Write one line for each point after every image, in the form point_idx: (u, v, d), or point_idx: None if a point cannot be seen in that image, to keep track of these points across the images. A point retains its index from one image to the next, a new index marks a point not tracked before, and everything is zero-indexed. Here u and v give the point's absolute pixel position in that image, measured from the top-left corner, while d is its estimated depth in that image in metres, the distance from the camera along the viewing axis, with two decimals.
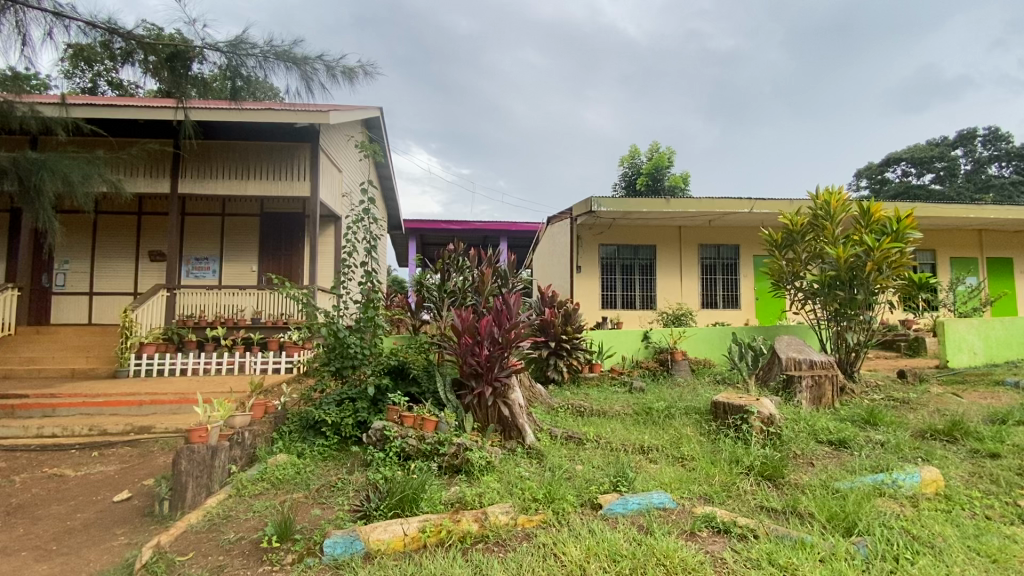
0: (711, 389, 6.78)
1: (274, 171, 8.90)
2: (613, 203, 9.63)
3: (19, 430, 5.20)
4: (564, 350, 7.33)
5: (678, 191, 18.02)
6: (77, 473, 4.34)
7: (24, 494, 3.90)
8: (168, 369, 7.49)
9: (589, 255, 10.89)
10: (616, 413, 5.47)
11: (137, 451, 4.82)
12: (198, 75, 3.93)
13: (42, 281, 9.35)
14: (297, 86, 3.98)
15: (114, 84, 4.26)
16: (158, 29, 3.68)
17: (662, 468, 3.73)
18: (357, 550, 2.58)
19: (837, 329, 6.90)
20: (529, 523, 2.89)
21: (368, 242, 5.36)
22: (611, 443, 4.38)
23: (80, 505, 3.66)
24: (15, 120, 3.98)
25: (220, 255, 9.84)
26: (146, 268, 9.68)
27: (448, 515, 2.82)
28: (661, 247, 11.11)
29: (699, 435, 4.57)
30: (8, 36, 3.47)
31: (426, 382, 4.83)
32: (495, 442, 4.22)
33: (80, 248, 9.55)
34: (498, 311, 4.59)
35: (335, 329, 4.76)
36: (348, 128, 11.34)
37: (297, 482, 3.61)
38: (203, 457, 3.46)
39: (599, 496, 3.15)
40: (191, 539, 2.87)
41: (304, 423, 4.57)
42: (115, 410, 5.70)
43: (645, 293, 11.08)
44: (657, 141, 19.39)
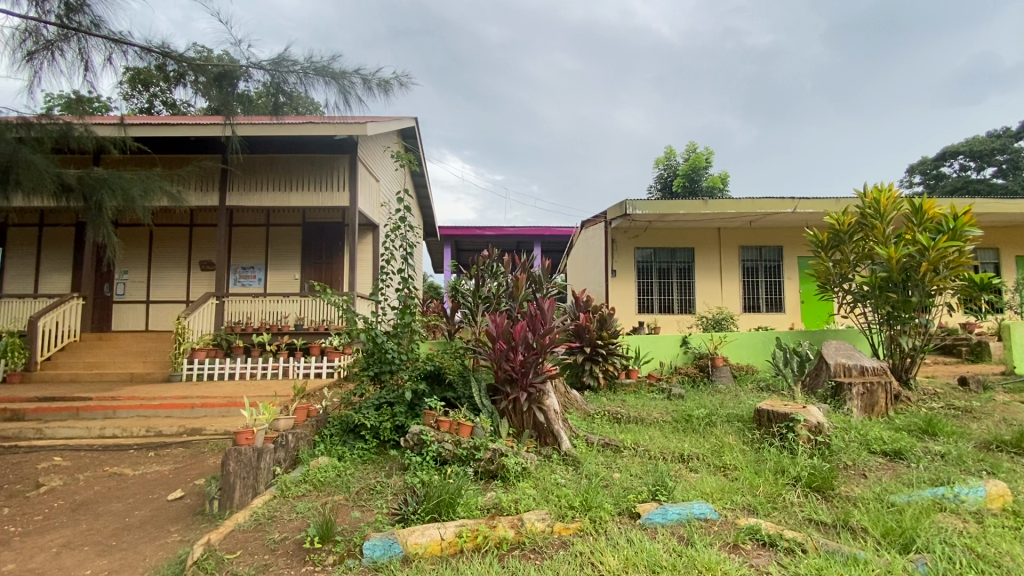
0: (753, 396, 6.57)
1: (314, 182, 9.20)
2: (648, 206, 9.50)
3: (84, 430, 5.56)
4: (599, 355, 7.25)
5: (716, 191, 17.58)
6: (135, 472, 4.58)
7: (87, 492, 4.14)
8: (217, 373, 7.83)
9: (625, 259, 10.74)
10: (655, 420, 5.36)
11: (189, 452, 5.06)
12: (244, 93, 4.08)
13: (104, 290, 9.97)
14: (335, 99, 4.10)
15: (166, 104, 4.46)
16: (207, 51, 3.85)
17: (703, 478, 3.63)
18: (395, 553, 2.62)
19: (890, 333, 6.57)
20: (566, 531, 2.86)
21: (405, 249, 5.45)
22: (649, 450, 4.29)
23: (137, 503, 3.86)
24: (74, 141, 4.21)
25: (265, 264, 10.24)
26: (197, 277, 10.19)
27: (485, 521, 2.83)
28: (700, 250, 10.86)
29: (742, 444, 4.42)
30: (72, 63, 3.71)
31: (462, 388, 4.87)
32: (530, 448, 4.21)
33: (137, 259, 10.13)
34: (532, 316, 4.58)
35: (374, 334, 4.86)
36: (384, 139, 11.62)
37: (338, 484, 3.72)
38: (250, 458, 3.57)
39: (637, 505, 3.09)
40: (239, 538, 2.98)
41: (344, 426, 4.68)
42: (170, 412, 6.02)
43: (683, 297, 10.83)
44: (695, 141, 18.99)
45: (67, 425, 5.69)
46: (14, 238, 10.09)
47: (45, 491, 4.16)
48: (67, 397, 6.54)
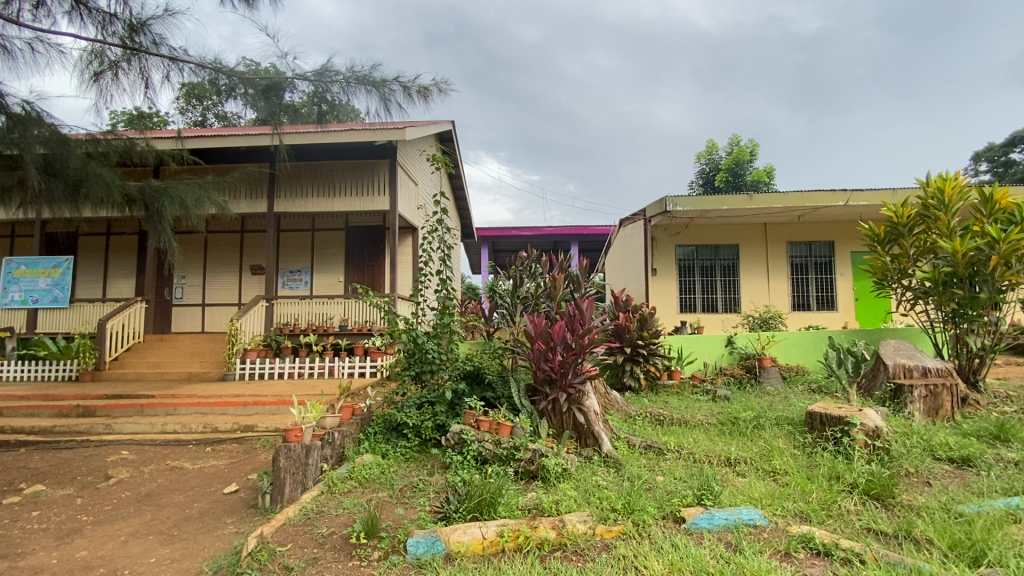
0: (804, 398, 6.28)
1: (356, 187, 9.46)
2: (689, 202, 9.27)
3: (148, 426, 5.92)
4: (640, 356, 7.11)
5: (761, 185, 16.97)
6: (194, 466, 4.84)
7: (151, 484, 4.40)
8: (268, 373, 8.16)
9: (666, 257, 10.50)
10: (699, 423, 5.21)
11: (242, 448, 5.30)
12: (290, 103, 4.20)
13: (164, 294, 10.58)
14: (376, 107, 4.19)
15: (217, 118, 4.65)
16: (256, 64, 4.00)
17: (752, 483, 3.50)
18: (438, 550, 2.65)
19: (956, 332, 6.16)
20: (608, 533, 2.82)
21: (444, 251, 5.51)
22: (694, 454, 4.18)
23: (196, 495, 4.08)
24: (136, 155, 4.46)
25: (311, 267, 10.61)
26: (248, 280, 10.67)
27: (526, 521, 2.83)
28: (744, 246, 10.50)
29: (792, 447, 4.24)
30: (134, 82, 3.94)
31: (501, 388, 4.88)
32: (570, 449, 4.18)
33: (194, 264, 10.69)
34: (571, 316, 4.54)
35: (414, 335, 4.94)
36: (422, 143, 11.82)
37: (382, 481, 3.81)
38: (300, 455, 3.70)
39: (682, 509, 3.01)
40: (289, 531, 3.09)
41: (387, 425, 4.79)
42: (225, 409, 6.34)
43: (728, 296, 10.49)
44: (737, 134, 18.37)
45: (132, 420, 6.08)
46: (85, 247, 10.86)
47: (114, 483, 4.45)
48: (133, 395, 6.99)
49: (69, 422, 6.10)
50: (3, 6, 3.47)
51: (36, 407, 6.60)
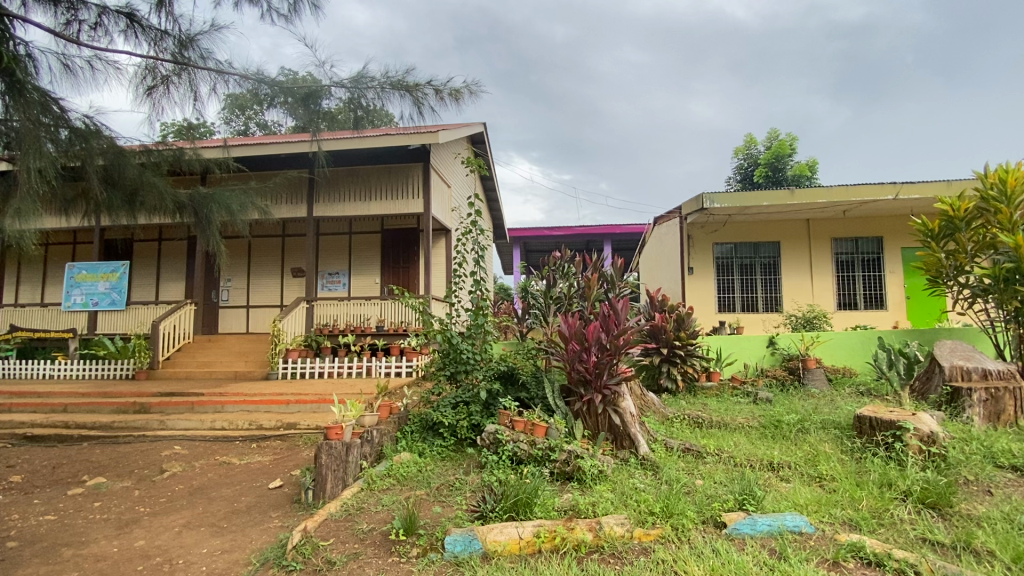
0: (853, 401, 6.01)
1: (391, 190, 9.65)
2: (726, 199, 9.04)
3: (198, 422, 6.20)
4: (677, 357, 6.97)
5: (803, 180, 16.37)
6: (241, 461, 5.05)
7: (202, 478, 4.62)
8: (309, 372, 8.42)
9: (703, 256, 10.26)
10: (740, 426, 5.07)
11: (286, 444, 5.50)
12: (327, 110, 4.22)
13: (211, 297, 11.06)
14: (410, 111, 4.23)
15: (260, 128, 4.68)
16: (294, 73, 4.03)
17: (797, 488, 3.38)
18: (475, 549, 2.68)
19: (1019, 332, 5.78)
20: (646, 537, 2.78)
21: (477, 252, 5.55)
22: (735, 457, 4.07)
23: (244, 490, 4.26)
24: (184, 164, 4.64)
25: (349, 270, 10.88)
26: (289, 283, 11.03)
27: (562, 522, 2.82)
28: (786, 243, 10.15)
29: (840, 452, 4.08)
30: (185, 95, 4.02)
31: (535, 388, 4.89)
32: (606, 451, 4.14)
33: (239, 268, 11.13)
34: (605, 317, 4.48)
35: (449, 335, 4.99)
36: (454, 145, 11.96)
37: (420, 479, 3.87)
38: (340, 452, 3.79)
39: (723, 514, 2.94)
40: (331, 526, 3.17)
41: (424, 424, 4.86)
42: (269, 407, 6.58)
43: (768, 295, 10.16)
44: (776, 128, 17.77)
45: (184, 417, 6.39)
46: (140, 253, 11.47)
47: (168, 476, 4.69)
48: (185, 393, 7.34)
49: (127, 418, 6.47)
50: (65, 26, 3.62)
51: (98, 404, 7.02)
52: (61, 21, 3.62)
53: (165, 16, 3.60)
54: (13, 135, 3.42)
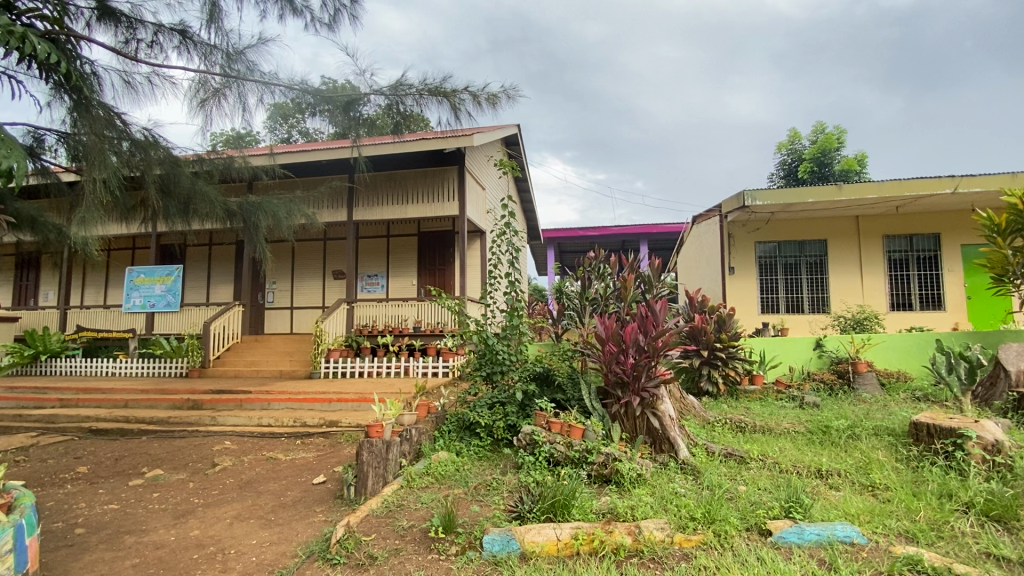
0: (908, 407, 5.71)
1: (427, 193, 9.79)
2: (770, 196, 8.74)
3: (246, 419, 6.48)
4: (718, 360, 6.80)
5: (852, 175, 15.66)
6: (286, 457, 5.24)
7: (250, 472, 4.82)
8: (349, 372, 8.67)
9: (745, 255, 9.94)
10: (785, 431, 4.89)
11: (328, 441, 5.67)
12: (367, 117, 4.31)
13: (258, 298, 11.52)
14: (447, 117, 4.23)
15: (301, 135, 4.78)
16: (334, 81, 4.10)
17: (847, 497, 3.24)
18: (513, 549, 2.69)
19: None
20: (687, 542, 2.73)
21: (512, 253, 5.56)
22: (780, 463, 3.94)
23: (290, 484, 4.42)
24: (234, 172, 4.89)
25: (387, 272, 11.13)
26: (330, 285, 11.38)
27: (601, 525, 2.80)
28: (834, 241, 9.74)
29: (894, 461, 3.89)
30: (234, 106, 4.13)
31: (571, 390, 4.88)
32: (645, 454, 4.08)
33: (283, 271, 11.56)
34: (643, 318, 4.39)
35: (485, 337, 5.03)
36: (488, 148, 12.04)
37: (457, 478, 3.92)
38: (380, 450, 3.86)
39: (768, 521, 2.85)
40: (373, 522, 3.25)
41: (461, 424, 4.92)
42: (313, 405, 6.81)
43: (815, 295, 9.76)
44: (823, 121, 17.07)
45: (233, 414, 6.68)
46: (192, 257, 12.08)
47: (220, 470, 4.91)
48: (234, 390, 7.67)
49: (181, 414, 6.82)
50: (124, 44, 3.84)
51: (155, 400, 7.44)
52: (121, 40, 3.82)
53: (214, 30, 3.72)
54: (80, 148, 3.64)
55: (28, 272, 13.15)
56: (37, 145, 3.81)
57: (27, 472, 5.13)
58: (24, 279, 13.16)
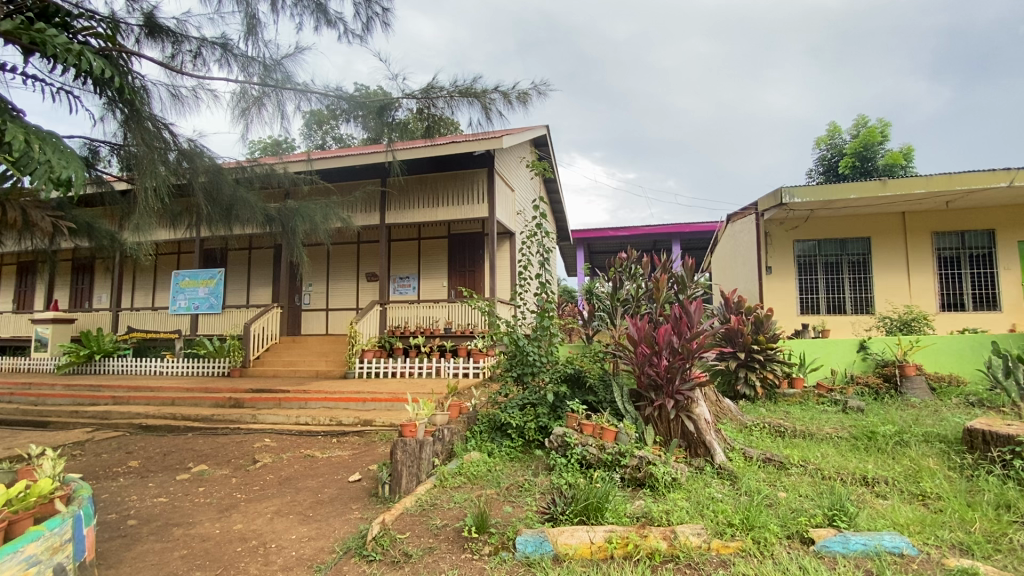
0: (961, 413, 5.43)
1: (458, 195, 9.89)
2: (809, 193, 8.46)
3: (285, 417, 6.68)
4: (755, 362, 6.63)
5: (897, 169, 15.01)
6: (323, 455, 5.38)
7: (289, 469, 4.97)
8: (383, 372, 8.84)
9: (782, 253, 9.63)
10: (828, 436, 4.71)
11: (363, 440, 5.80)
12: (399, 121, 4.38)
13: (295, 300, 11.88)
14: (478, 118, 4.26)
15: (335, 141, 4.88)
16: (368, 87, 4.19)
17: (895, 505, 3.11)
18: (546, 551, 2.69)
19: None
20: (725, 549, 2.67)
21: (542, 254, 5.54)
22: (823, 469, 3.81)
23: (327, 481, 4.53)
24: (274, 179, 5.07)
25: (418, 273, 11.29)
26: (363, 287, 11.63)
27: (635, 529, 2.77)
28: (878, 239, 9.35)
29: (946, 469, 3.70)
30: (272, 114, 4.24)
31: (603, 392, 4.85)
32: (680, 458, 4.02)
33: (319, 273, 11.87)
34: (677, 319, 4.30)
35: (515, 338, 5.05)
36: (518, 149, 12.07)
37: (489, 479, 3.95)
38: (414, 449, 3.91)
39: (811, 530, 2.75)
40: (407, 520, 3.30)
41: (492, 424, 4.94)
42: (348, 405, 6.98)
43: (858, 295, 9.38)
44: (865, 114, 16.41)
45: (273, 412, 6.90)
46: (234, 260, 12.54)
47: (260, 466, 5.09)
48: (273, 389, 7.92)
49: (224, 412, 7.09)
50: (171, 58, 4.02)
51: (200, 398, 7.76)
52: (168, 54, 4.00)
53: (253, 42, 3.84)
54: (132, 158, 3.83)
55: (84, 277, 13.94)
56: (93, 156, 4.02)
57: (84, 465, 5.43)
58: (79, 283, 13.95)
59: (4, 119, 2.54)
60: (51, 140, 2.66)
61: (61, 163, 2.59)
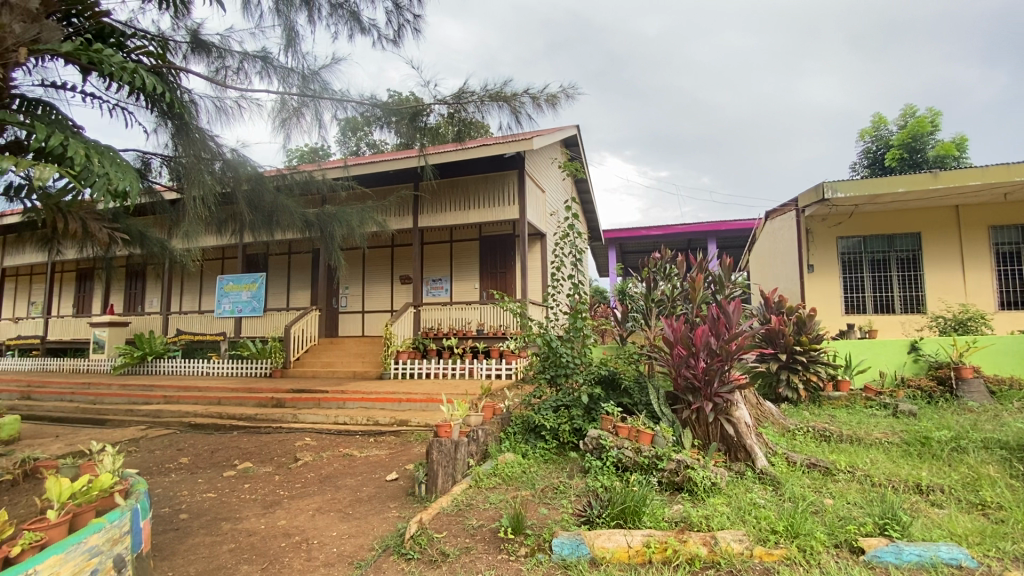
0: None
1: (489, 198, 9.96)
2: (852, 187, 8.13)
3: (324, 417, 6.88)
4: (797, 364, 6.41)
5: (949, 160, 14.26)
6: (361, 453, 5.52)
7: (329, 467, 5.11)
8: (418, 373, 9.00)
9: (825, 251, 9.26)
10: (877, 441, 4.51)
11: (399, 440, 5.91)
12: (430, 126, 4.43)
13: (333, 303, 12.20)
14: (508, 121, 4.27)
15: (369, 147, 4.98)
16: (400, 94, 4.26)
17: (953, 515, 2.95)
18: (583, 554, 2.67)
19: None
20: (768, 557, 2.59)
21: (575, 255, 5.51)
22: (872, 476, 3.65)
23: (365, 480, 4.64)
24: (313, 186, 5.23)
25: (450, 275, 11.42)
26: (398, 289, 11.84)
27: (674, 534, 2.73)
28: (929, 234, 8.90)
29: (1008, 477, 3.49)
30: (310, 123, 4.35)
31: (638, 394, 4.80)
32: (719, 462, 3.91)
33: (355, 276, 12.17)
34: (714, 320, 4.20)
35: (548, 339, 5.05)
36: (549, 150, 12.06)
37: (525, 480, 3.96)
38: (449, 449, 3.94)
39: (860, 539, 2.64)
40: (443, 520, 3.34)
41: (526, 426, 4.95)
42: (385, 405, 7.13)
43: (907, 294, 8.94)
44: (913, 104, 15.66)
45: (312, 412, 7.11)
46: (274, 265, 12.99)
47: (301, 464, 5.25)
48: (312, 390, 8.16)
49: (266, 411, 7.35)
50: (215, 73, 4.18)
51: (244, 398, 8.06)
52: (212, 68, 4.16)
53: (291, 54, 3.95)
54: (181, 169, 4.01)
55: (136, 282, 14.70)
56: (145, 167, 4.23)
57: (139, 460, 5.74)
58: (133, 288, 14.72)
59: (66, 135, 2.71)
60: (108, 154, 2.81)
61: (118, 176, 2.73)
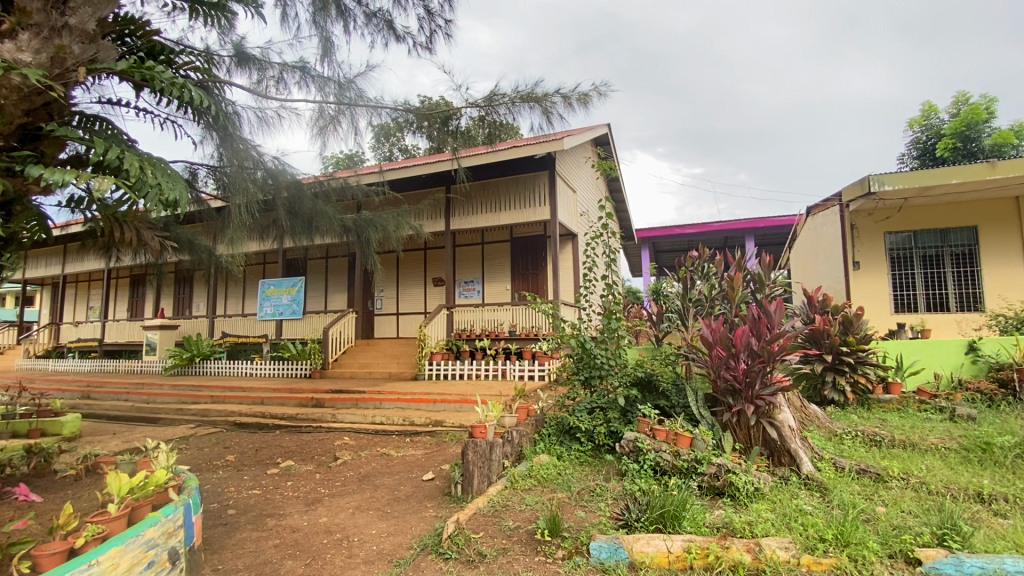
0: None
1: (521, 199, 9.98)
2: (900, 180, 7.75)
3: (362, 416, 7.03)
4: (843, 365, 6.16)
5: (1007, 148, 13.44)
6: (398, 453, 5.61)
7: (368, 466, 5.22)
8: (452, 374, 9.11)
9: (872, 247, 8.86)
10: (933, 447, 4.29)
11: (434, 440, 5.98)
12: (461, 129, 4.47)
13: (369, 305, 12.48)
14: (539, 122, 4.28)
15: (403, 152, 5.06)
16: (432, 98, 4.32)
17: (1019, 526, 2.77)
18: (622, 558, 2.64)
19: None
20: (817, 565, 2.49)
21: (609, 254, 5.45)
22: (928, 483, 3.46)
23: (402, 479, 4.71)
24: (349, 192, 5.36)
25: (483, 277, 11.49)
26: (431, 291, 12.00)
27: (715, 540, 2.66)
28: (986, 228, 8.40)
29: None
30: (347, 131, 4.47)
31: (676, 397, 4.72)
32: (763, 466, 3.79)
33: (389, 279, 12.39)
34: (755, 320, 4.10)
35: (582, 340, 5.02)
36: (580, 150, 11.99)
37: (560, 482, 3.94)
38: (484, 450, 3.95)
39: (917, 549, 2.52)
40: (480, 520, 3.36)
41: (561, 427, 4.92)
42: (420, 405, 7.24)
43: (963, 291, 8.48)
44: (966, 90, 14.84)
45: (350, 412, 7.27)
46: (312, 269, 13.38)
47: (341, 463, 5.38)
48: (350, 390, 8.36)
49: (306, 412, 7.56)
50: (258, 84, 4.34)
51: (286, 399, 8.32)
52: (255, 80, 4.31)
53: (328, 64, 4.05)
54: (226, 178, 4.18)
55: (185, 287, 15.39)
56: (193, 177, 4.44)
57: (189, 457, 6.01)
58: (182, 293, 15.43)
59: (123, 149, 2.85)
60: (160, 165, 2.94)
61: (169, 185, 2.85)
